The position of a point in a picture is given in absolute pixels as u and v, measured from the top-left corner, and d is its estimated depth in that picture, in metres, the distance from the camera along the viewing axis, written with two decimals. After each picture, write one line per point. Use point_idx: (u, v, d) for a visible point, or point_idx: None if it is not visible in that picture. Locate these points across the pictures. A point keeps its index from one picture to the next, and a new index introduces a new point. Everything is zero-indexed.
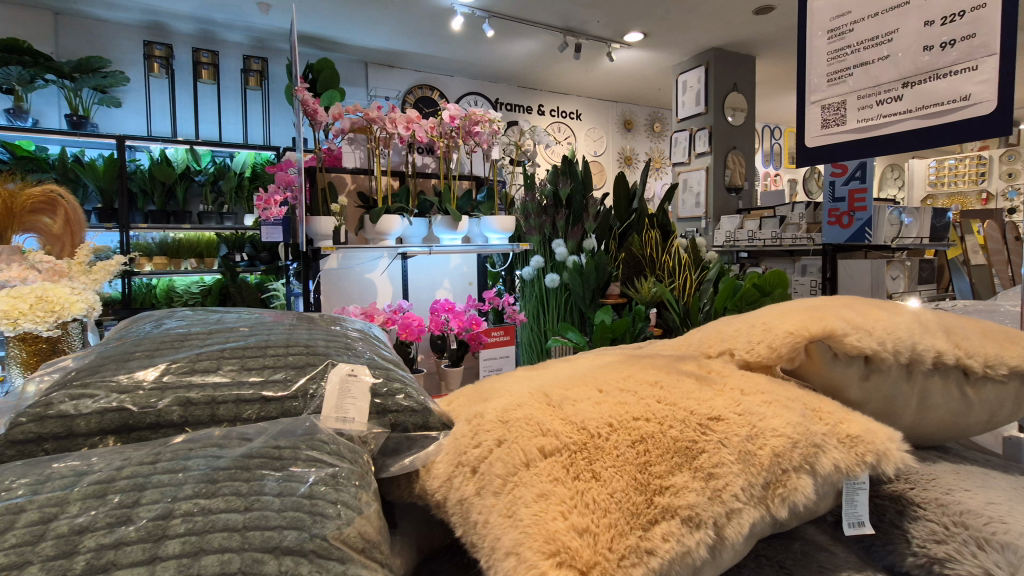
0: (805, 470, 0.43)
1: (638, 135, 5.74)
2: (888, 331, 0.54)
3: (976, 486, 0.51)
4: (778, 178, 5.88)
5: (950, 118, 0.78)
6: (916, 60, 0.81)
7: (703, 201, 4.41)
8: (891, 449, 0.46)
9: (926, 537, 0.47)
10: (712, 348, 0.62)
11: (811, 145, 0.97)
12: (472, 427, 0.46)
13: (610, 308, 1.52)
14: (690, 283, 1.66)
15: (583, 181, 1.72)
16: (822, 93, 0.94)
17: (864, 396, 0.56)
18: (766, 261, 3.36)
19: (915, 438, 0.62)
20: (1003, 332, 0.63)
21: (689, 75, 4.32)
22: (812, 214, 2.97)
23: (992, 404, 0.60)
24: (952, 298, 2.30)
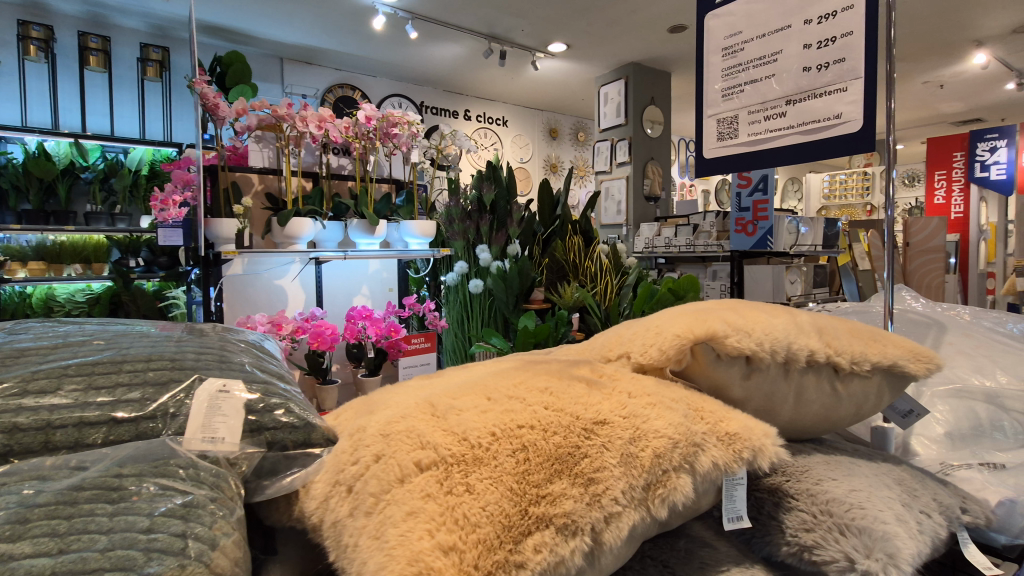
0: (684, 470, 0.44)
1: (562, 143, 5.89)
2: (765, 332, 0.57)
3: (843, 475, 0.56)
4: (693, 188, 6.24)
5: (826, 134, 0.84)
6: (796, 80, 0.87)
7: (624, 209, 4.58)
8: (766, 444, 0.49)
9: (798, 526, 0.50)
10: (612, 351, 0.63)
11: (708, 156, 1.02)
12: (352, 442, 0.44)
13: (533, 314, 1.51)
14: (610, 288, 1.68)
15: (508, 187, 1.74)
16: (717, 108, 1.00)
17: (746, 394, 0.59)
18: (681, 267, 3.53)
19: (795, 432, 0.66)
20: (871, 331, 0.69)
21: (610, 87, 4.48)
22: (721, 222, 3.17)
23: (859, 398, 0.65)
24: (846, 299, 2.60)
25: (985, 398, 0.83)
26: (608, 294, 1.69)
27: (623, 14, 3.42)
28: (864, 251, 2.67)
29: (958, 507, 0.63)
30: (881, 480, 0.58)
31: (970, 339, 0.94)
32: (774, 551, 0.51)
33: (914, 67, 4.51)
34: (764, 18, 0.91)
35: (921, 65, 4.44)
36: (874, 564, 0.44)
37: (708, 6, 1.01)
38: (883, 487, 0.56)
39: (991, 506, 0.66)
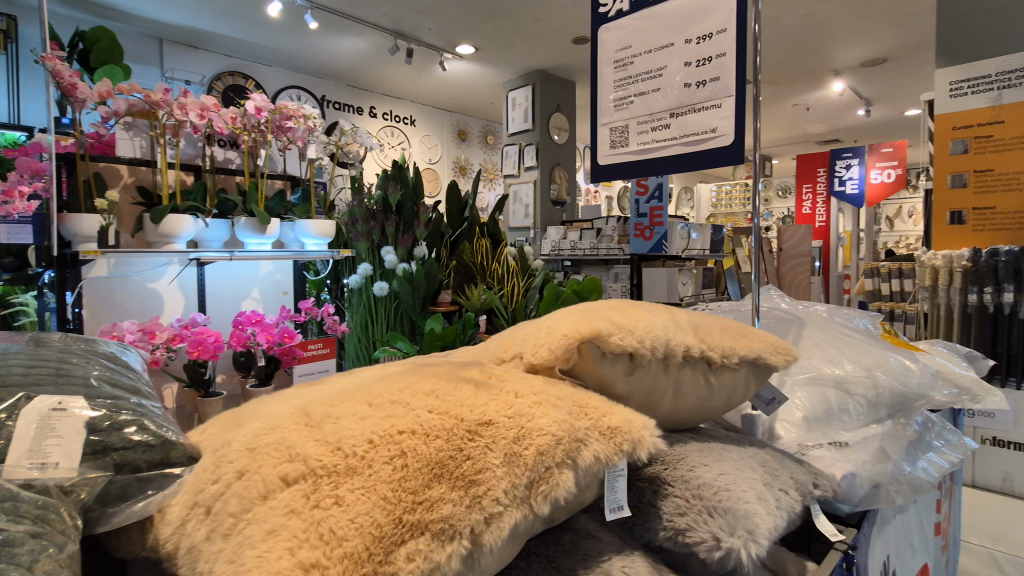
0: (567, 465, 0.45)
1: (471, 145, 5.91)
2: (646, 330, 0.60)
3: (713, 460, 0.60)
4: (597, 194, 6.53)
5: (703, 146, 0.91)
6: (679, 95, 0.93)
7: (532, 212, 4.66)
8: (645, 436, 0.51)
9: (673, 511, 0.53)
10: (506, 352, 0.64)
11: (602, 163, 1.07)
12: (217, 458, 0.41)
13: (440, 317, 1.49)
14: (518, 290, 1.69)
15: (414, 187, 1.71)
16: (610, 117, 1.04)
17: (629, 389, 0.62)
18: (586, 269, 3.66)
19: (675, 423, 0.70)
20: (740, 326, 0.75)
21: (518, 92, 4.57)
22: (622, 227, 3.33)
23: (729, 389, 0.71)
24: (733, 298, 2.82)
25: (835, 385, 0.94)
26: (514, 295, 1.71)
27: (528, 21, 3.50)
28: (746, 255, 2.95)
29: (811, 482, 0.70)
30: (747, 462, 0.64)
31: (824, 333, 1.07)
32: (653, 537, 0.54)
33: (784, 91, 5.05)
34: (651, 35, 0.97)
35: (790, 89, 4.99)
36: (738, 541, 0.49)
37: (601, 19, 1.05)
38: (747, 469, 0.62)
39: (837, 480, 0.75)
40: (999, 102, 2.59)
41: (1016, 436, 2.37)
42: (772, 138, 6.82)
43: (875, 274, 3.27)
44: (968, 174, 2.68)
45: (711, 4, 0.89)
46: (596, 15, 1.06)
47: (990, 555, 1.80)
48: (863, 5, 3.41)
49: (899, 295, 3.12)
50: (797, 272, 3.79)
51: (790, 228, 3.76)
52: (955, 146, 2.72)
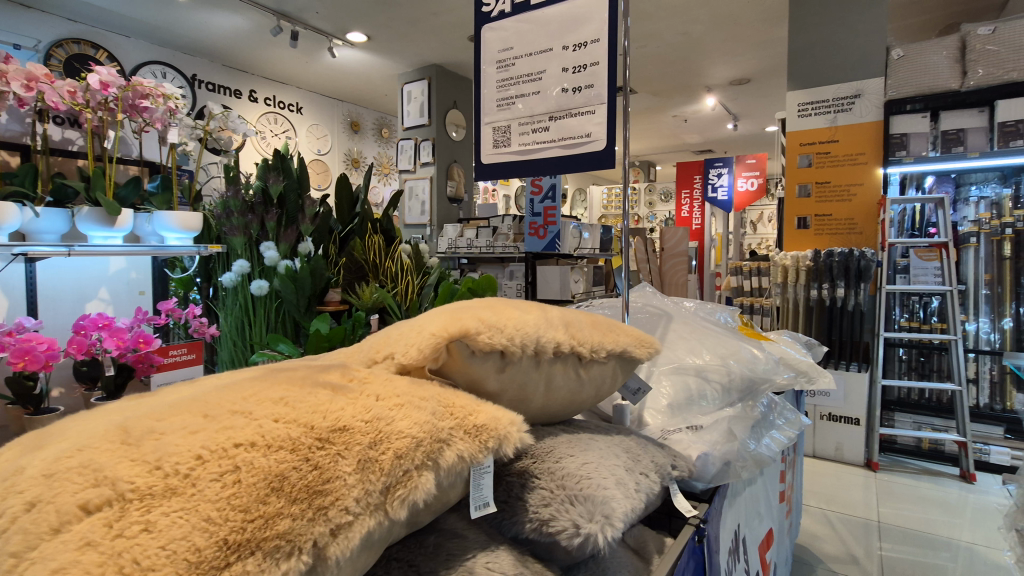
0: (427, 467, 0.45)
1: (365, 138, 5.69)
2: (516, 328, 0.61)
3: (579, 450, 0.63)
4: (495, 193, 6.61)
5: (580, 150, 0.94)
6: (557, 99, 0.96)
7: (428, 208, 4.59)
8: (511, 432, 0.52)
9: (539, 503, 0.55)
10: (379, 353, 0.61)
11: (486, 161, 1.06)
12: (4, 489, 0.35)
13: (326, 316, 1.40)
14: (412, 287, 1.66)
15: (299, 179, 1.56)
16: (493, 116, 1.05)
17: (500, 386, 0.63)
18: (482, 266, 3.68)
19: (546, 417, 0.73)
20: (609, 322, 0.79)
21: (414, 86, 4.48)
22: (518, 226, 3.39)
23: (598, 381, 0.75)
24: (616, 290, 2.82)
25: (695, 373, 1.04)
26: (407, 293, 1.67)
27: (423, 14, 3.43)
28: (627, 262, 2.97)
29: (670, 464, 0.77)
30: (611, 450, 0.69)
31: (688, 326, 1.17)
32: (519, 529, 0.55)
33: (665, 102, 5.45)
34: (531, 39, 1.00)
35: (670, 101, 5.40)
36: (595, 526, 0.52)
37: (485, 18, 1.06)
38: (611, 457, 0.66)
39: (693, 461, 0.82)
40: (835, 124, 3.00)
41: (846, 411, 2.72)
42: (655, 146, 7.33)
43: (740, 272, 3.64)
44: (811, 186, 3.07)
45: (586, 13, 0.93)
46: (479, 13, 1.07)
47: (825, 515, 2.09)
48: (729, 29, 3.78)
49: (758, 291, 3.50)
50: (675, 269, 4.13)
51: (670, 230, 4.13)
52: (801, 160, 3.10)
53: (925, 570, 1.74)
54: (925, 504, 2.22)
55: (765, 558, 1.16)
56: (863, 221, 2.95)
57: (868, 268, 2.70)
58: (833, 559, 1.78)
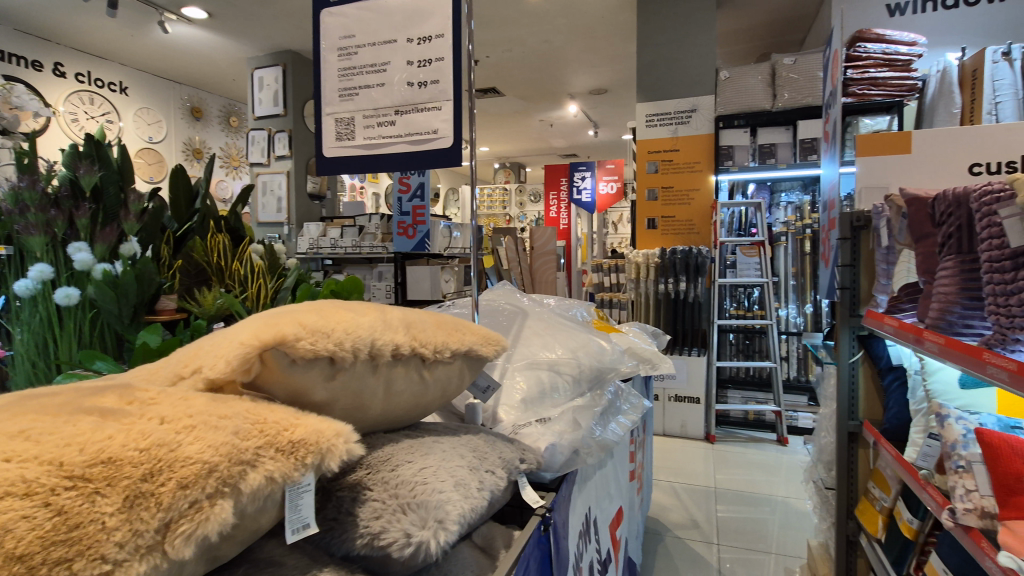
0: (224, 494, 0.40)
1: (209, 125, 5.13)
2: (347, 331, 0.57)
3: (418, 455, 0.61)
4: (363, 190, 6.35)
5: (426, 146, 0.92)
6: (402, 92, 0.93)
7: (285, 206, 4.25)
8: (335, 444, 0.48)
9: (370, 516, 0.52)
10: (186, 367, 0.54)
11: (328, 155, 0.99)
12: None
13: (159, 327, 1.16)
14: (265, 291, 1.38)
15: (121, 171, 1.25)
16: (335, 107, 0.98)
17: (331, 395, 0.59)
18: (348, 267, 3.51)
19: (389, 422, 0.70)
20: (457, 321, 0.78)
21: (266, 72, 4.14)
22: (385, 225, 3.27)
23: (443, 381, 0.73)
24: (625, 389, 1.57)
25: (547, 367, 1.07)
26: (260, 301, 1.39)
27: None
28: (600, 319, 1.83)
29: (518, 458, 0.78)
30: (456, 452, 0.68)
31: (542, 322, 1.21)
32: (349, 547, 0.52)
33: (531, 107, 5.66)
34: (374, 28, 0.95)
35: (536, 106, 5.61)
36: (427, 532, 0.51)
37: (323, 2, 0.99)
38: (453, 458, 0.65)
39: (541, 452, 0.84)
40: (676, 134, 3.34)
41: (689, 392, 3.04)
42: (524, 148, 7.58)
43: (600, 270, 3.89)
44: (658, 190, 3.38)
45: (430, 7, 0.91)
46: None
47: (672, 487, 2.31)
48: (586, 41, 4.02)
49: (615, 287, 3.78)
50: (544, 267, 4.28)
51: (540, 231, 4.27)
52: (650, 166, 3.40)
53: (751, 525, 2.00)
54: (750, 467, 2.56)
55: (616, 535, 1.24)
56: (700, 223, 3.32)
57: (704, 264, 3.05)
58: (679, 526, 1.97)
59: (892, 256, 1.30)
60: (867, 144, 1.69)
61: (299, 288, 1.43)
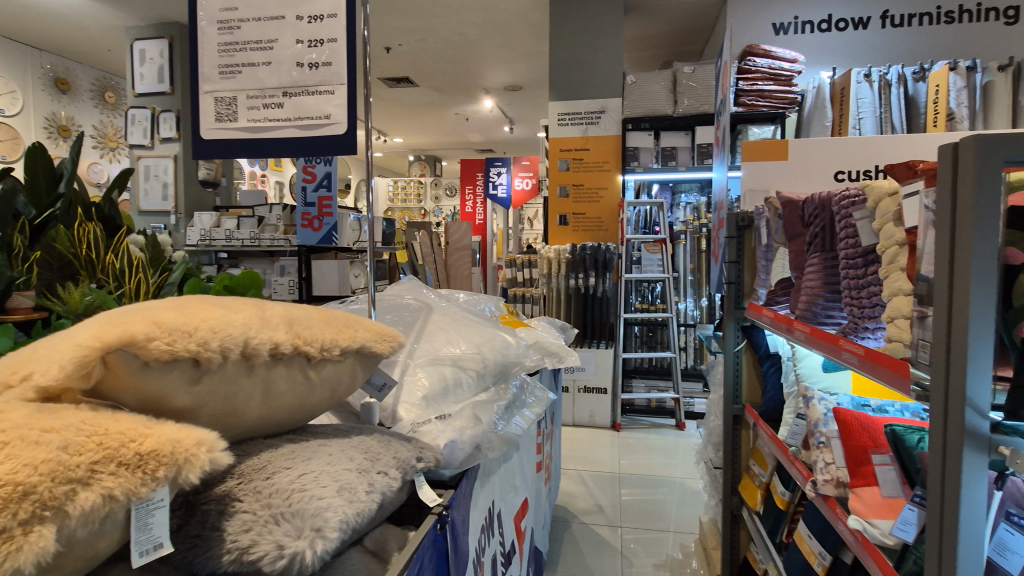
0: (45, 519, 0.35)
1: (79, 100, 4.56)
2: (213, 329, 0.52)
3: (300, 461, 0.58)
4: (265, 179, 5.96)
5: (318, 132, 0.87)
6: (291, 73, 0.87)
7: (172, 193, 3.86)
8: (197, 454, 0.43)
9: (238, 529, 0.48)
10: (12, 375, 0.47)
11: (206, 137, 0.90)
12: None
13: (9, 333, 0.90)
14: (146, 287, 1.14)
15: None
16: (214, 85, 0.89)
17: (196, 401, 0.54)
18: (245, 261, 3.27)
19: (270, 427, 0.65)
20: (348, 318, 0.74)
21: (148, 44, 3.75)
22: (288, 216, 3.17)
23: (331, 381, 0.69)
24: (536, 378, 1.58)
25: (451, 363, 1.05)
26: (143, 299, 1.15)
27: None
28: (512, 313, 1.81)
29: (415, 457, 0.76)
30: (345, 454, 0.64)
31: (446, 317, 1.19)
32: (216, 564, 0.48)
33: (446, 100, 5.59)
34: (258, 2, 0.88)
35: (451, 99, 5.55)
36: (303, 542, 0.48)
37: None
38: (342, 462, 0.62)
39: (440, 449, 0.82)
40: (586, 134, 3.45)
41: (596, 382, 3.16)
42: (439, 141, 7.47)
43: (513, 265, 3.94)
44: (569, 187, 3.48)
45: None
46: None
47: (580, 475, 2.39)
48: (500, 37, 4.04)
49: (528, 282, 3.83)
50: (460, 262, 4.37)
51: (455, 225, 4.31)
52: (561, 164, 3.48)
53: (651, 506, 2.11)
54: (652, 452, 2.71)
55: (521, 527, 1.25)
56: (608, 221, 3.45)
57: (612, 259, 3.17)
58: (584, 512, 2.04)
59: (771, 254, 1.42)
60: (751, 150, 1.83)
61: (187, 281, 1.23)
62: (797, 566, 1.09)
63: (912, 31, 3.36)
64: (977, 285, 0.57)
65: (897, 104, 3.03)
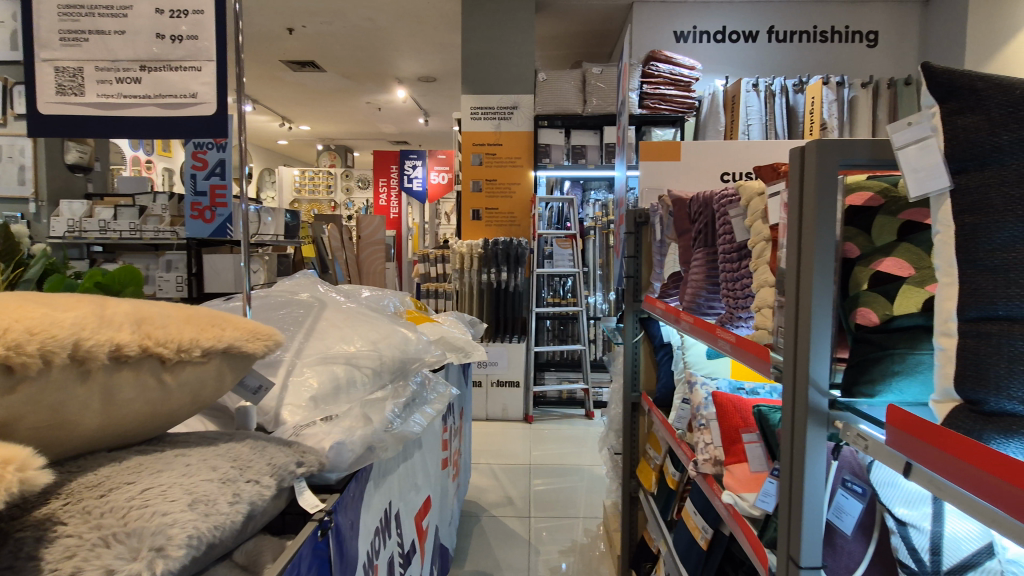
0: None
1: None
2: (33, 330, 0.46)
3: (147, 474, 0.52)
4: (151, 165, 5.43)
5: (182, 112, 0.80)
6: (149, 45, 0.78)
7: (30, 177, 3.39)
8: (3, 473, 0.37)
9: (59, 556, 0.43)
10: None
11: (44, 112, 0.79)
12: None
13: None
14: None
15: None
16: (53, 52, 0.78)
17: (13, 412, 0.47)
18: (124, 255, 2.95)
19: (116, 438, 0.58)
20: (215, 315, 0.68)
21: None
22: (175, 206, 2.89)
23: (192, 385, 0.63)
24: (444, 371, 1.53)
25: (343, 361, 0.99)
26: None
27: None
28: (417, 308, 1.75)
29: (294, 462, 0.71)
30: (205, 462, 0.59)
31: (340, 314, 1.13)
32: None
33: (356, 87, 5.37)
34: None
35: (361, 86, 5.34)
36: (139, 564, 0.43)
37: None
38: (201, 472, 0.56)
39: (325, 452, 0.78)
40: (499, 129, 3.46)
41: (509, 376, 3.20)
42: (351, 131, 7.19)
43: (426, 259, 3.87)
44: (482, 182, 3.49)
45: None
46: None
47: (491, 468, 2.41)
48: (411, 26, 3.94)
49: (441, 277, 3.79)
50: (373, 257, 4.24)
51: (367, 218, 4.16)
52: (474, 159, 3.48)
53: (560, 495, 2.17)
54: (562, 442, 2.79)
55: (422, 525, 1.23)
56: (520, 216, 3.50)
57: (523, 254, 3.23)
58: (494, 505, 2.06)
59: (664, 249, 1.50)
60: (648, 149, 1.93)
61: (48, 279, 1.10)
62: (684, 541, 1.16)
63: (792, 47, 3.71)
64: (819, 275, 0.63)
65: (779, 113, 3.33)
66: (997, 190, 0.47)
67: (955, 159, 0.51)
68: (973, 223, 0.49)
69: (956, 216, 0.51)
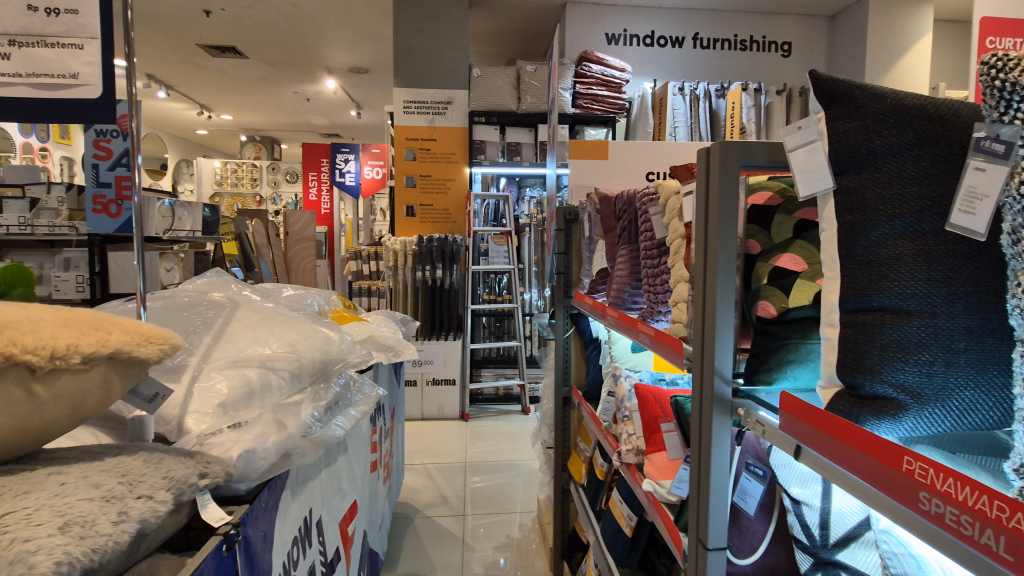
0: None
1: None
2: None
3: (10, 496, 0.47)
4: (46, 153, 4.93)
5: (62, 94, 0.72)
6: (19, 17, 0.70)
7: None
8: None
9: None
10: None
11: None
12: None
13: None
14: None
15: None
16: None
17: None
18: (12, 253, 2.66)
19: None
20: (101, 318, 0.62)
21: None
22: (74, 199, 2.67)
23: (72, 395, 0.57)
24: (373, 371, 1.49)
25: (257, 364, 0.94)
26: None
27: None
28: (345, 306, 1.69)
29: (196, 474, 0.67)
30: (87, 479, 0.54)
31: (255, 314, 1.07)
32: None
33: (282, 76, 5.12)
34: None
35: (288, 75, 5.09)
36: None
37: None
38: (79, 491, 0.51)
39: (233, 461, 0.73)
40: (433, 124, 3.41)
41: (444, 374, 3.17)
42: (278, 121, 6.86)
43: (359, 257, 3.78)
44: (416, 177, 3.43)
45: None
46: None
47: (426, 468, 2.37)
48: (340, 14, 3.80)
49: (374, 274, 3.70)
50: (302, 255, 4.06)
51: (295, 213, 3.98)
52: (407, 153, 3.41)
53: (495, 491, 2.18)
54: (498, 438, 2.80)
55: (348, 531, 1.19)
56: (455, 213, 3.47)
57: (458, 251, 3.21)
58: (428, 505, 2.04)
59: (592, 246, 1.52)
60: (577, 149, 1.97)
61: None
62: (610, 530, 1.19)
63: (715, 54, 3.90)
64: (723, 270, 0.66)
65: (703, 117, 3.50)
66: (872, 190, 0.51)
67: (836, 163, 0.55)
68: (853, 221, 0.53)
69: (839, 215, 0.55)
